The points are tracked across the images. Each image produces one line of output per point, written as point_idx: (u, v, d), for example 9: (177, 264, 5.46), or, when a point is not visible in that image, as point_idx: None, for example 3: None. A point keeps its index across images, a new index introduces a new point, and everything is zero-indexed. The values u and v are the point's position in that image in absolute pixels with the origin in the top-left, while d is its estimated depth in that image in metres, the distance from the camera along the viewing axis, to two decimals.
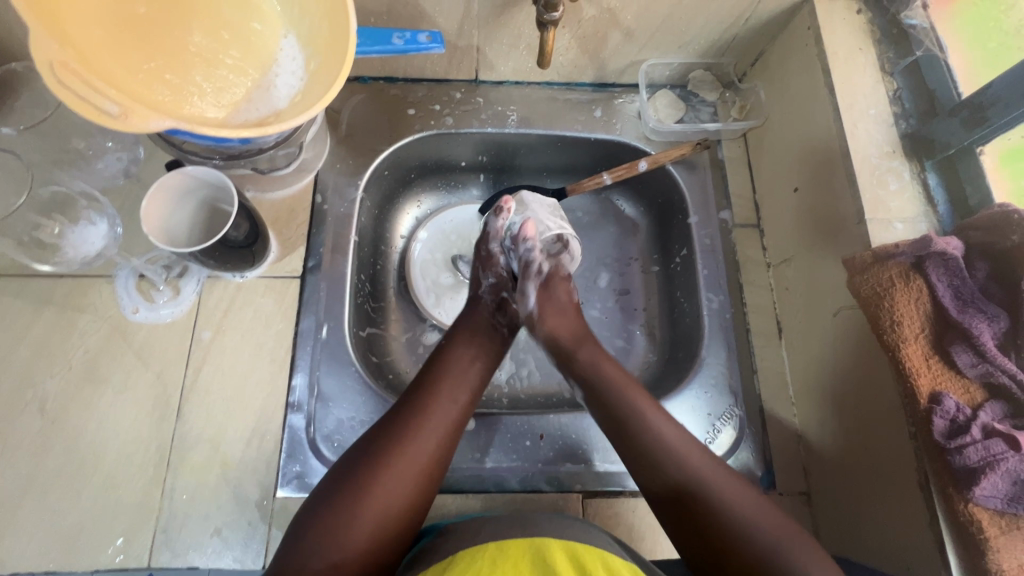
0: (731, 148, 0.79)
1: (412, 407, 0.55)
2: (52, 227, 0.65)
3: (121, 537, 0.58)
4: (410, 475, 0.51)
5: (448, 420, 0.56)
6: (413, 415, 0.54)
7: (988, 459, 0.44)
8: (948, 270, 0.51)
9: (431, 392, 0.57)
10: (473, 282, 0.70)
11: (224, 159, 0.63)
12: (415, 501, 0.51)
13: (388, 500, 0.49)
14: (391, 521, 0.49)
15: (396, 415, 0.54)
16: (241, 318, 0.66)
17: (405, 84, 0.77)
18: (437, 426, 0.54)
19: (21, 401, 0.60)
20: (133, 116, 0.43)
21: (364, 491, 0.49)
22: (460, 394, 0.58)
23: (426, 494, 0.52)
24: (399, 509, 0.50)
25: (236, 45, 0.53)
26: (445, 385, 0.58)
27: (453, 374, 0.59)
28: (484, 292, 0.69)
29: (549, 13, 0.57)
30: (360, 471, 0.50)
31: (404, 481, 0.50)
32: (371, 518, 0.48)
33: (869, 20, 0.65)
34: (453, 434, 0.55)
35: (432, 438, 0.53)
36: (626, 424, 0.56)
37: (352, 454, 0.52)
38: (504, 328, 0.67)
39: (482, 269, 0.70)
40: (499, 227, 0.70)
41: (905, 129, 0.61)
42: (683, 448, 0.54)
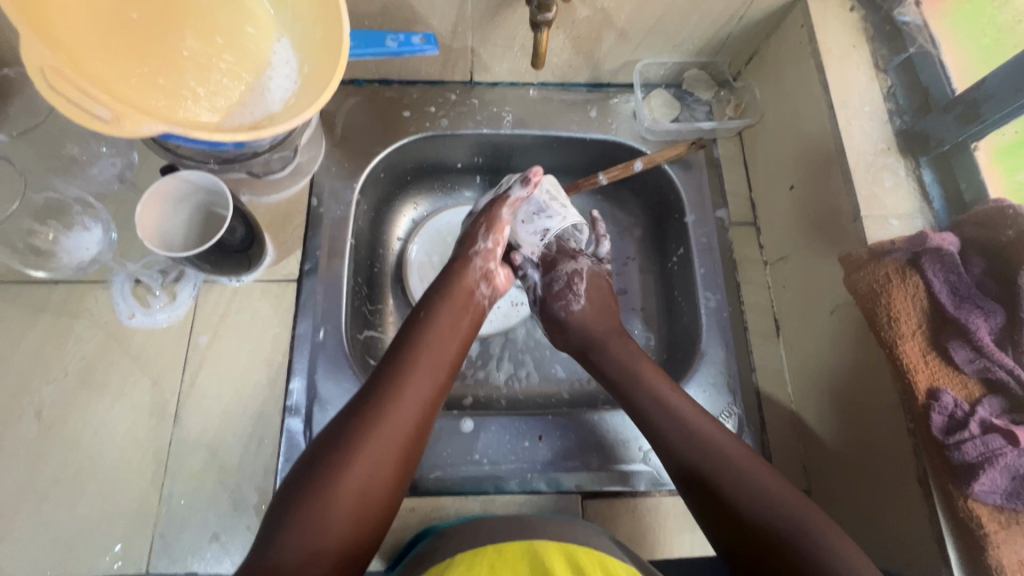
0: (727, 147, 0.79)
1: (388, 383, 0.54)
2: (46, 234, 0.64)
3: (119, 543, 0.57)
4: (387, 455, 0.50)
5: (422, 400, 0.54)
6: (386, 392, 0.53)
7: (987, 455, 0.44)
8: (944, 266, 0.51)
9: (407, 369, 0.55)
10: (466, 241, 0.68)
11: (219, 163, 0.63)
12: (392, 480, 0.51)
13: (365, 481, 0.49)
14: (369, 500, 0.49)
15: (372, 392, 0.53)
16: (237, 323, 0.66)
17: (400, 86, 0.77)
18: (412, 403, 0.53)
19: (17, 408, 0.60)
20: (126, 121, 0.43)
21: (341, 470, 0.48)
22: (437, 370, 0.57)
23: (404, 471, 0.52)
24: (377, 489, 0.50)
25: (230, 49, 0.53)
26: (423, 361, 0.57)
27: (430, 350, 0.58)
28: (477, 257, 0.66)
29: (542, 14, 0.57)
30: (337, 451, 0.49)
31: (381, 462, 0.50)
32: (348, 499, 0.48)
33: (862, 17, 0.65)
34: (430, 411, 0.55)
35: (409, 416, 0.53)
36: (648, 411, 0.57)
37: (327, 434, 0.51)
38: (484, 298, 0.65)
39: (480, 231, 0.67)
40: (516, 198, 0.67)
41: (900, 126, 0.61)
42: (711, 436, 0.54)
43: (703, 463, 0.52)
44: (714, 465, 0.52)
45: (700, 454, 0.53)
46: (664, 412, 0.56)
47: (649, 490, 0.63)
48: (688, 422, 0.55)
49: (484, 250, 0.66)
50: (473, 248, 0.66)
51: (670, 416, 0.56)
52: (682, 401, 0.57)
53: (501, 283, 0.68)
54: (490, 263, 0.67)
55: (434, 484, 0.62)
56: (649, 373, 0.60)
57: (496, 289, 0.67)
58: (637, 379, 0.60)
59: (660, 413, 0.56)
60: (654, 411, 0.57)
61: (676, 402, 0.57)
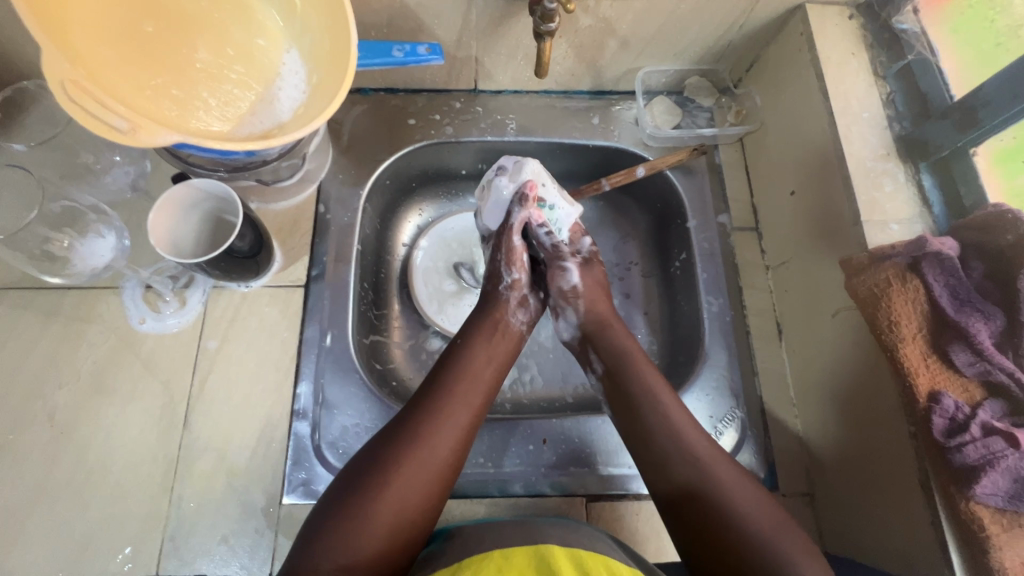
0: (728, 153, 0.80)
1: (427, 410, 0.55)
2: (62, 240, 0.65)
3: (129, 545, 0.58)
4: (423, 479, 0.51)
5: (459, 427, 0.55)
6: (425, 416, 0.54)
7: (988, 457, 0.45)
8: (943, 270, 0.51)
9: (444, 393, 0.56)
10: (490, 277, 0.68)
11: (228, 171, 0.65)
12: (427, 505, 0.51)
13: (400, 504, 0.50)
14: (403, 523, 0.50)
15: (411, 416, 0.55)
16: (246, 328, 0.67)
17: (406, 94, 0.78)
18: (450, 429, 0.54)
19: (30, 412, 0.61)
20: (142, 130, 0.44)
21: (377, 490, 0.49)
22: (473, 398, 0.57)
23: (438, 498, 0.52)
24: (415, 512, 0.50)
25: (240, 60, 0.54)
26: (460, 387, 0.57)
27: (467, 375, 0.59)
28: (504, 290, 0.67)
29: (545, 24, 0.58)
30: (376, 470, 0.50)
31: (417, 485, 0.51)
32: (382, 519, 0.48)
33: (861, 25, 0.67)
34: (468, 439, 0.55)
35: (447, 442, 0.53)
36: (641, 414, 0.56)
37: (363, 455, 0.53)
38: (522, 326, 0.66)
39: (501, 263, 0.67)
40: (521, 223, 0.67)
41: (898, 132, 0.62)
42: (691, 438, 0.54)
43: (688, 475, 0.52)
44: (700, 476, 0.51)
45: (688, 467, 0.52)
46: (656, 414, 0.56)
47: None
48: (682, 431, 0.55)
49: (511, 280, 0.67)
50: (500, 283, 0.67)
51: (669, 428, 0.55)
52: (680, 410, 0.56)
53: (535, 305, 0.69)
54: (520, 291, 0.67)
55: None
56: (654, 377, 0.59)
57: (531, 312, 0.68)
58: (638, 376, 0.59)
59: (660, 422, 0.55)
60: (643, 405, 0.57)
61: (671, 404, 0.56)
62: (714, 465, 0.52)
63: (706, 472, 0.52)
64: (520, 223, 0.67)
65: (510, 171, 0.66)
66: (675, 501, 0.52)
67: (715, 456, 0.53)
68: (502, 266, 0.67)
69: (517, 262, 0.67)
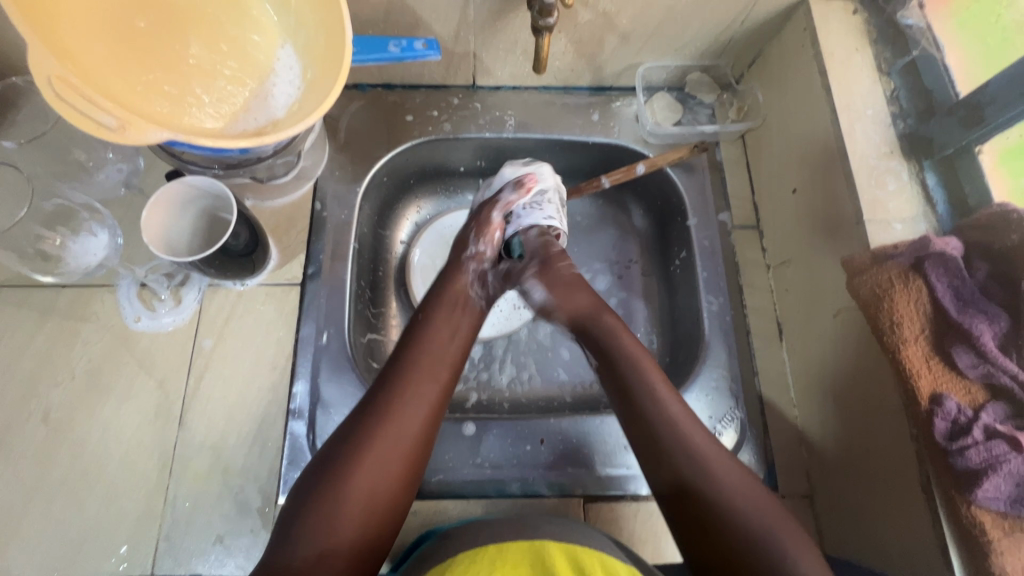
0: (730, 150, 0.78)
1: (392, 388, 0.54)
2: (55, 239, 0.65)
3: (125, 544, 0.58)
4: (393, 458, 0.50)
5: (428, 402, 0.54)
6: (389, 396, 0.53)
7: (990, 461, 0.44)
8: (947, 270, 0.50)
9: (409, 371, 0.55)
10: (458, 248, 0.69)
11: (224, 169, 0.64)
12: (400, 484, 0.51)
13: (372, 485, 0.49)
14: (378, 501, 0.49)
15: (376, 395, 0.54)
16: (241, 326, 0.66)
17: (403, 90, 0.77)
18: (417, 405, 0.53)
19: (25, 411, 0.61)
20: (131, 128, 0.44)
21: (348, 474, 0.49)
22: (440, 372, 0.57)
23: (412, 476, 0.52)
24: (389, 490, 0.50)
25: (234, 55, 0.54)
26: (426, 363, 0.56)
27: (431, 350, 0.58)
28: (468, 261, 0.67)
29: (543, 19, 0.57)
30: (347, 450, 0.50)
31: (387, 461, 0.50)
32: (356, 504, 0.48)
33: (865, 20, 0.65)
34: (436, 413, 0.55)
35: (416, 418, 0.53)
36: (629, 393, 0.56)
37: (333, 438, 0.52)
38: (482, 302, 0.66)
39: (473, 232, 0.69)
40: (507, 202, 0.70)
41: (903, 129, 0.61)
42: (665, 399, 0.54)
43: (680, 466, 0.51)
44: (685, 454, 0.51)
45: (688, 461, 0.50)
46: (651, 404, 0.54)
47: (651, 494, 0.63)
48: (678, 424, 0.53)
49: (476, 254, 0.68)
50: (465, 253, 0.68)
51: (665, 419, 0.53)
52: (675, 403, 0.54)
53: (495, 284, 0.68)
54: (483, 265, 0.68)
55: (435, 487, 0.63)
56: (648, 372, 0.56)
57: (491, 290, 0.68)
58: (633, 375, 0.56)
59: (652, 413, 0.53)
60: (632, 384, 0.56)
61: (666, 399, 0.54)
62: (713, 459, 0.50)
63: (686, 447, 0.51)
64: (507, 201, 0.70)
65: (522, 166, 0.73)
66: (671, 495, 0.51)
67: (720, 456, 0.51)
68: (474, 235, 0.69)
69: (491, 237, 0.69)
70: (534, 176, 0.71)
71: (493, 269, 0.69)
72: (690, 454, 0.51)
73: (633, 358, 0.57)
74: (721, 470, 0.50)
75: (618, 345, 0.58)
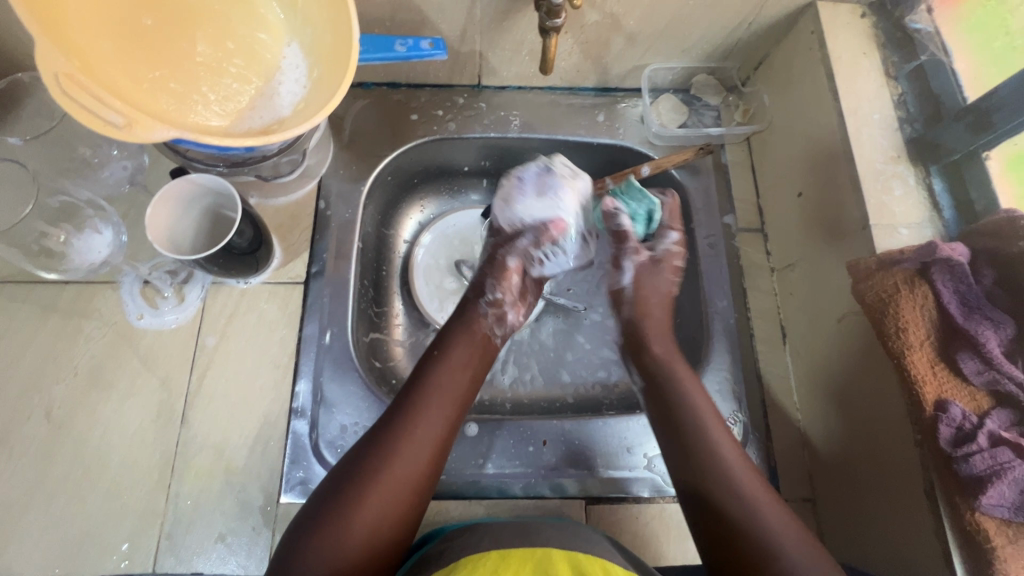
0: (735, 153, 0.78)
1: (399, 424, 0.54)
2: (58, 235, 0.65)
3: (126, 542, 0.58)
4: (399, 493, 0.51)
5: (436, 440, 0.55)
6: (397, 431, 0.53)
7: (995, 468, 0.44)
8: (953, 276, 0.50)
9: (418, 407, 0.55)
10: (476, 289, 0.67)
11: (227, 167, 0.63)
12: (405, 517, 0.51)
13: (377, 518, 0.49)
14: (380, 533, 0.49)
15: (387, 426, 0.54)
16: (244, 324, 0.66)
17: (408, 89, 0.77)
18: (424, 442, 0.54)
19: (27, 407, 0.61)
20: (137, 126, 0.43)
21: (353, 507, 0.49)
22: (448, 409, 0.57)
23: (417, 509, 0.52)
24: (393, 522, 0.50)
25: (239, 53, 0.53)
26: (435, 399, 0.56)
27: (440, 387, 0.57)
28: (486, 305, 0.66)
29: (550, 20, 0.57)
30: (353, 482, 0.50)
31: (393, 497, 0.51)
32: (359, 536, 0.48)
33: (873, 23, 0.65)
34: (444, 449, 0.55)
35: (422, 455, 0.53)
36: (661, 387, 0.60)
37: (342, 466, 0.52)
38: (498, 338, 0.65)
39: (490, 269, 0.68)
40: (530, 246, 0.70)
41: (910, 133, 0.61)
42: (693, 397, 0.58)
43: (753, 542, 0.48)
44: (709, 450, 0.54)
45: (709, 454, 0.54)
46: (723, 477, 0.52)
47: (653, 496, 0.63)
48: (740, 488, 0.52)
49: (495, 297, 0.66)
50: (484, 296, 0.66)
51: (732, 488, 0.52)
52: (759, 493, 0.52)
53: (514, 321, 0.68)
54: (502, 308, 0.67)
55: (437, 488, 0.63)
56: (733, 461, 0.54)
57: (508, 328, 0.68)
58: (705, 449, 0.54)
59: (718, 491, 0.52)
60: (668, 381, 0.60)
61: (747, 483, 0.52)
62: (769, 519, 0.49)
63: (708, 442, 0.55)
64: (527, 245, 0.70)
65: (541, 190, 0.70)
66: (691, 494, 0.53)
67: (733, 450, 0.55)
68: (492, 269, 0.68)
69: (507, 283, 0.67)
70: (563, 221, 0.70)
71: (513, 308, 0.68)
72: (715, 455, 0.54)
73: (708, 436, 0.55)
74: (813, 568, 0.47)
75: (697, 420, 0.56)
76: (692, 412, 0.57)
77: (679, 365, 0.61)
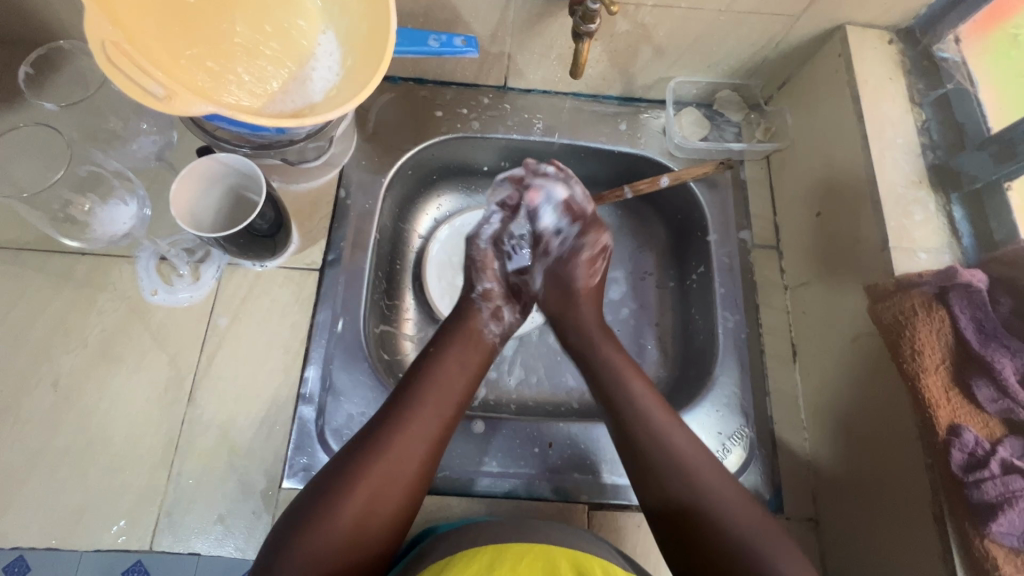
0: (755, 169, 0.79)
1: (394, 423, 0.54)
2: (83, 204, 0.65)
3: (124, 519, 0.57)
4: (388, 494, 0.51)
5: (428, 442, 0.54)
6: (393, 429, 0.53)
7: (1007, 495, 0.44)
8: (971, 302, 0.50)
9: (413, 405, 0.55)
10: (467, 291, 0.68)
11: (252, 150, 0.64)
12: (394, 520, 0.51)
13: (364, 518, 0.49)
14: (359, 549, 0.48)
15: (374, 431, 0.53)
16: (258, 307, 0.66)
17: (434, 86, 0.78)
18: (418, 442, 0.53)
19: (35, 374, 0.61)
20: (176, 99, 0.44)
21: (339, 505, 0.49)
22: (444, 409, 0.56)
23: (408, 512, 0.52)
24: (373, 529, 0.50)
25: (277, 38, 0.54)
26: (431, 398, 0.56)
27: (437, 387, 0.57)
28: (478, 300, 0.67)
29: (585, 24, 0.58)
30: (342, 479, 0.50)
31: (382, 496, 0.50)
32: (345, 538, 0.48)
33: (900, 50, 0.66)
34: (436, 452, 0.55)
35: (415, 456, 0.53)
36: (630, 416, 0.58)
37: (329, 469, 0.52)
38: (495, 337, 0.65)
39: (476, 275, 0.69)
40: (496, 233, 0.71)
41: (932, 160, 0.61)
42: (677, 434, 0.56)
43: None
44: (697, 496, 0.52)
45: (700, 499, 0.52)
46: (711, 517, 0.51)
47: None
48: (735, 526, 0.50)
49: (489, 291, 0.68)
50: (475, 292, 0.68)
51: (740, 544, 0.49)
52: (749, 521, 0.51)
53: (510, 319, 0.68)
54: (494, 302, 0.68)
55: (441, 483, 0.62)
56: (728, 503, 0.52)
57: (505, 325, 0.68)
58: (681, 474, 0.53)
59: (711, 523, 0.51)
60: (627, 410, 0.58)
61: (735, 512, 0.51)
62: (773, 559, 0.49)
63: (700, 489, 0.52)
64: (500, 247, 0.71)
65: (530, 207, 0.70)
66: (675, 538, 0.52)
67: (724, 484, 0.53)
68: (477, 278, 0.68)
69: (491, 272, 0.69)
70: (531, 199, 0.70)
71: (506, 303, 0.69)
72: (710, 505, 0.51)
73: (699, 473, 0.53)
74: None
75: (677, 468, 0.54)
76: (665, 447, 0.55)
77: (640, 386, 0.60)
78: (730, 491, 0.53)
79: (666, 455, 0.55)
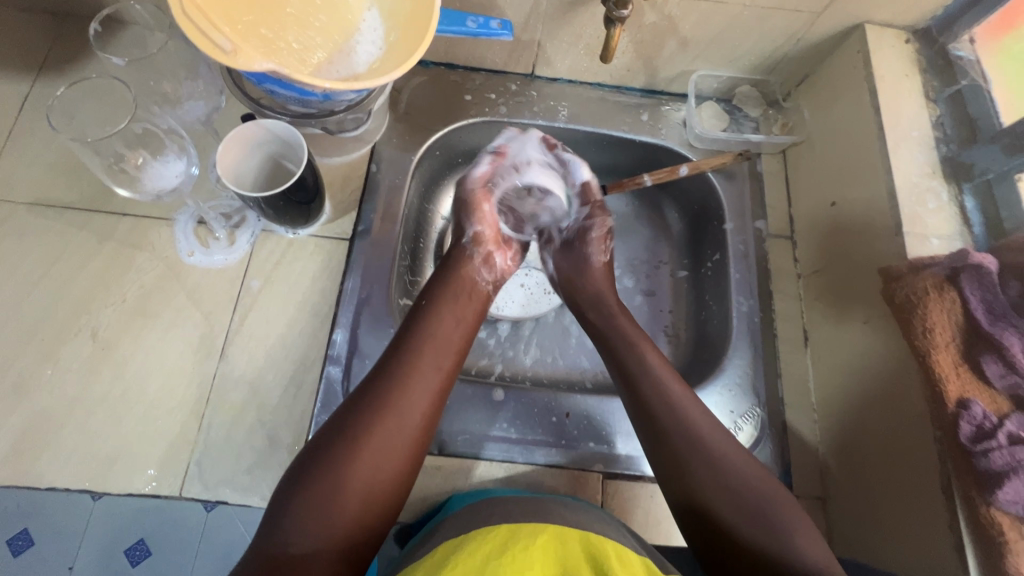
0: (771, 163, 0.81)
1: (397, 375, 0.56)
2: (136, 158, 0.66)
3: (154, 466, 0.59)
4: (394, 441, 0.53)
5: (430, 392, 0.57)
6: (396, 380, 0.56)
7: (1012, 464, 0.46)
8: (982, 284, 0.53)
9: (414, 358, 0.58)
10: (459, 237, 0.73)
11: (293, 118, 0.67)
12: (402, 468, 0.52)
13: (373, 463, 0.51)
14: (370, 493, 0.50)
15: (378, 381, 0.56)
16: (289, 272, 0.69)
17: (464, 72, 0.81)
18: (421, 392, 0.56)
19: (74, 325, 0.63)
20: (241, 55, 0.47)
21: (349, 451, 0.51)
22: (443, 361, 0.59)
23: (414, 461, 0.54)
24: (383, 475, 0.51)
25: (325, 10, 0.57)
26: (428, 349, 0.59)
27: (434, 341, 0.60)
28: (468, 245, 0.72)
29: (618, 10, 0.61)
30: (351, 427, 0.52)
31: (389, 442, 0.52)
32: (356, 482, 0.50)
33: (916, 49, 0.69)
34: (438, 403, 0.57)
35: (418, 405, 0.55)
36: (636, 378, 0.61)
37: (335, 420, 0.53)
38: (487, 284, 0.70)
39: (467, 218, 0.73)
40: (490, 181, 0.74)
41: (946, 153, 0.64)
42: (680, 401, 0.58)
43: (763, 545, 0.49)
44: (704, 459, 0.54)
45: (707, 464, 0.54)
46: (717, 480, 0.53)
47: None
48: (747, 493, 0.52)
49: (479, 236, 0.72)
50: (464, 238, 0.72)
51: (751, 510, 0.51)
52: (768, 490, 0.52)
53: (501, 265, 0.73)
54: (485, 248, 0.72)
55: (461, 447, 0.64)
56: (736, 472, 0.53)
57: (496, 271, 0.73)
58: (682, 434, 0.56)
59: (709, 483, 0.53)
60: (641, 375, 0.61)
61: (750, 478, 0.53)
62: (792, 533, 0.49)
63: (710, 456, 0.54)
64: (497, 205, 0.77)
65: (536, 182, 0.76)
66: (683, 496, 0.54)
67: (740, 456, 0.55)
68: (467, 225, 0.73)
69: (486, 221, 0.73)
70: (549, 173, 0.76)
71: (494, 246, 0.73)
72: (713, 469, 0.54)
73: (706, 439, 0.55)
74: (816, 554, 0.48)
75: (686, 433, 0.56)
76: (673, 411, 0.57)
77: (648, 352, 0.63)
78: (744, 461, 0.54)
79: (674, 421, 0.57)
